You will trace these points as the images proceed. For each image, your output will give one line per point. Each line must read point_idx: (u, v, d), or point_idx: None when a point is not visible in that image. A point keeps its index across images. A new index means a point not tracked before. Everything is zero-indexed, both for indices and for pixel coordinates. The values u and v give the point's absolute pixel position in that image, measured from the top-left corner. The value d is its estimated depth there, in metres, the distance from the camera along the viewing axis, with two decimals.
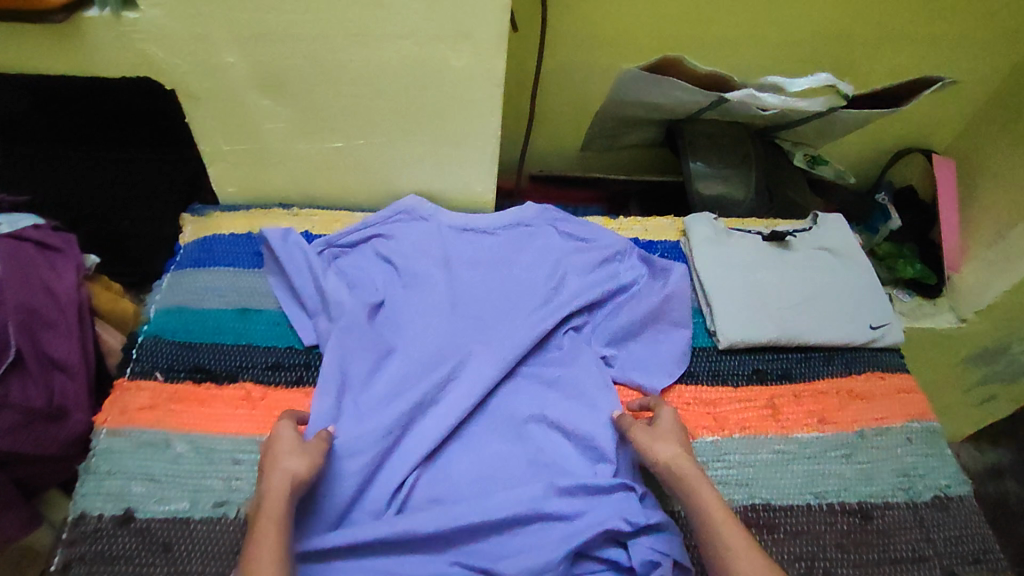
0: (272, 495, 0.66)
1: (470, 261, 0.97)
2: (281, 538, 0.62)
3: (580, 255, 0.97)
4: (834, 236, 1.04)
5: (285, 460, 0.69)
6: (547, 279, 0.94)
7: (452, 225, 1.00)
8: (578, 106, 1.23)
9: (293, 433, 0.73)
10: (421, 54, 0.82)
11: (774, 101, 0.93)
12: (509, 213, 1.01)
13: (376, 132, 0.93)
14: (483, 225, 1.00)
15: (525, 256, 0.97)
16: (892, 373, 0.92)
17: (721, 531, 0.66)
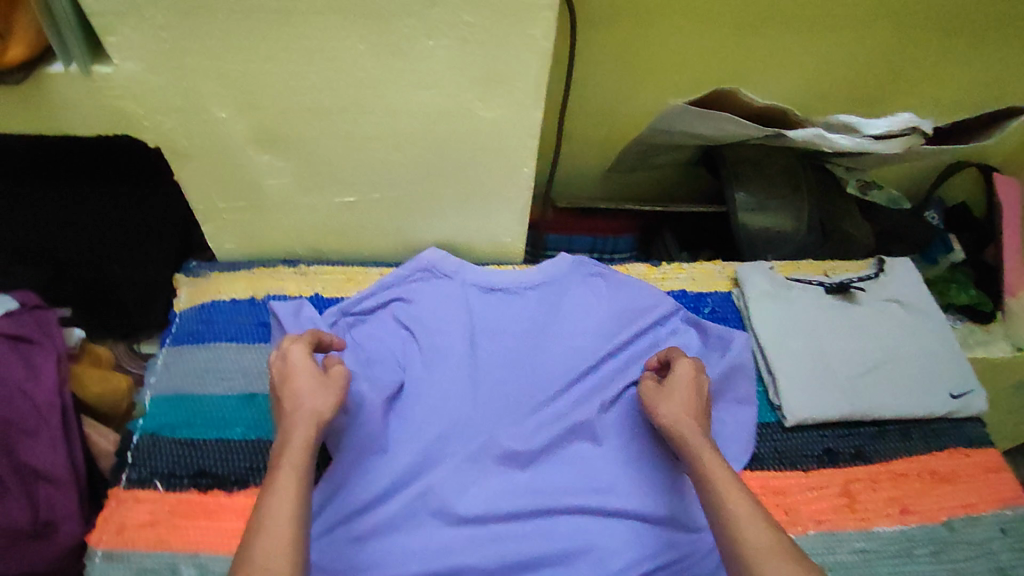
0: (298, 427, 0.64)
1: (499, 327, 0.86)
2: (301, 472, 0.61)
3: (618, 321, 0.87)
4: (905, 285, 0.93)
5: (309, 397, 0.68)
6: (586, 351, 0.84)
7: (476, 287, 0.89)
8: (610, 131, 1.10)
9: (307, 367, 0.70)
10: (447, 106, 0.70)
11: (845, 143, 0.79)
12: (536, 271, 0.91)
13: (393, 185, 0.81)
14: (511, 285, 0.90)
15: (561, 322, 0.88)
16: (977, 449, 0.83)
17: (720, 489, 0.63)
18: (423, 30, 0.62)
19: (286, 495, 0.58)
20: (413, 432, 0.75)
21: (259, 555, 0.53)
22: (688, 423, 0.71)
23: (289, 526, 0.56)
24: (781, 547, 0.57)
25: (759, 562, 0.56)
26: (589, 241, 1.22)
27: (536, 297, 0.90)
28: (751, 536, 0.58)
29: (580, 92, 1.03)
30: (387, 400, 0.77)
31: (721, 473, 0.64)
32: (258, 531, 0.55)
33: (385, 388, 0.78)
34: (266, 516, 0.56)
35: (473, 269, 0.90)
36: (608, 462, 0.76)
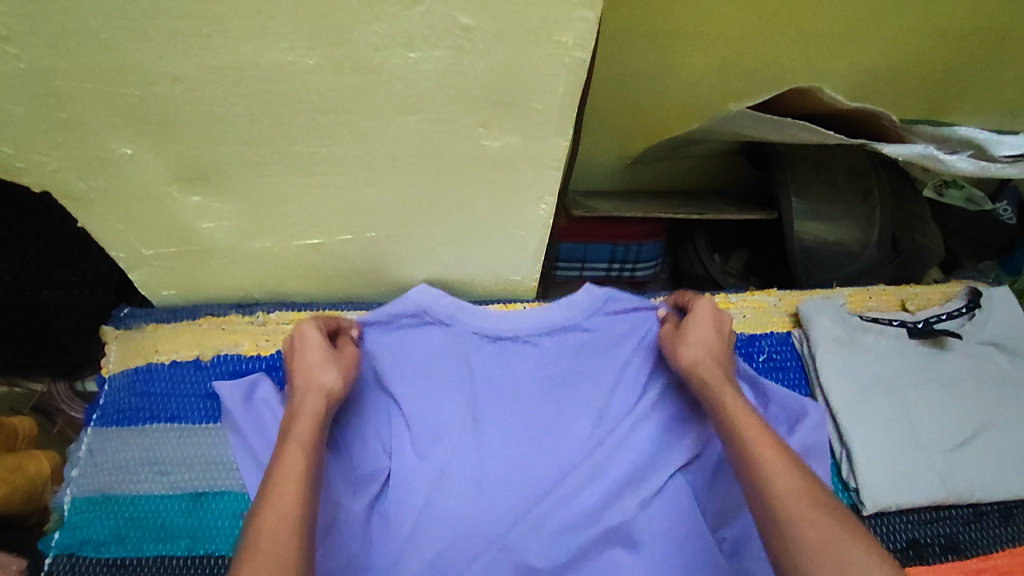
0: (308, 403, 0.56)
1: (505, 392, 0.68)
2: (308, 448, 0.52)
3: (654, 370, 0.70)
4: (1006, 324, 0.76)
5: (316, 371, 0.59)
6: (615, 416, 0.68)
7: (478, 332, 0.68)
8: (636, 122, 0.91)
9: (320, 339, 0.61)
10: (438, 136, 0.51)
11: (964, 165, 0.61)
12: (552, 309, 0.68)
13: (367, 226, 0.62)
14: (525, 332, 0.68)
15: (583, 377, 0.69)
16: None
17: (743, 434, 0.54)
18: (400, 37, 0.43)
19: (291, 471, 0.49)
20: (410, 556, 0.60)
21: (267, 527, 0.44)
22: (709, 366, 0.61)
23: (294, 496, 0.47)
24: (812, 488, 0.48)
25: (783, 509, 0.47)
26: (608, 249, 1.03)
27: (557, 345, 0.68)
28: (778, 479, 0.49)
29: (602, 76, 0.83)
30: (369, 510, 0.62)
31: (746, 419, 0.55)
32: (258, 507, 0.46)
33: (366, 494, 0.63)
34: (274, 492, 0.47)
35: (474, 311, 0.67)
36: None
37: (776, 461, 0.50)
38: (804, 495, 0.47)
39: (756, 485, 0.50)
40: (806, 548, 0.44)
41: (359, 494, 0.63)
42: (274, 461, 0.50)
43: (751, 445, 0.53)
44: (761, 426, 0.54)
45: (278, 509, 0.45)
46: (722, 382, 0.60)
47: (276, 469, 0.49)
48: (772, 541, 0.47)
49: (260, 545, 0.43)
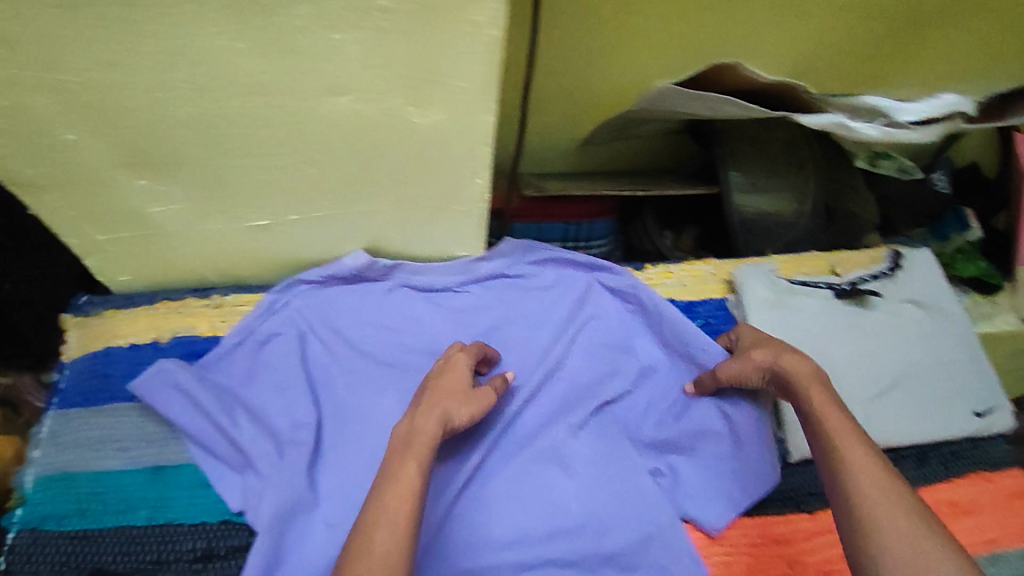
0: (428, 422, 0.59)
1: (448, 338, 0.76)
2: (422, 467, 0.55)
3: (570, 311, 0.79)
4: (923, 283, 0.81)
5: (450, 398, 0.62)
6: (539, 348, 0.76)
7: (408, 285, 0.78)
8: (579, 102, 0.94)
9: (460, 375, 0.64)
10: (371, 114, 0.54)
11: (874, 133, 0.65)
12: (464, 261, 0.78)
13: (312, 204, 0.65)
14: (454, 283, 0.78)
15: (506, 319, 0.78)
16: (1002, 473, 0.74)
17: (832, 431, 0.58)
18: (322, 20, 0.46)
19: (409, 489, 0.53)
20: (347, 500, 0.65)
21: (377, 548, 0.48)
22: (800, 366, 0.65)
23: (406, 516, 0.51)
24: (899, 491, 0.52)
25: (872, 511, 0.51)
26: (560, 229, 1.07)
27: (489, 291, 0.79)
28: (868, 481, 0.53)
29: (544, 60, 0.86)
30: (306, 476, 0.65)
31: (832, 413, 0.59)
32: (372, 525, 0.50)
33: (298, 457, 0.65)
34: (388, 507, 0.51)
35: (405, 267, 0.76)
36: (581, 496, 0.67)
37: (865, 463, 0.54)
38: (894, 497, 0.51)
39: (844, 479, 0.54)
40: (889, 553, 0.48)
41: (294, 458, 0.65)
42: (391, 474, 0.54)
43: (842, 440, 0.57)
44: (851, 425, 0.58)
45: (391, 533, 0.49)
46: (812, 378, 0.63)
47: (391, 483, 0.53)
48: (851, 538, 0.51)
49: (372, 561, 0.47)
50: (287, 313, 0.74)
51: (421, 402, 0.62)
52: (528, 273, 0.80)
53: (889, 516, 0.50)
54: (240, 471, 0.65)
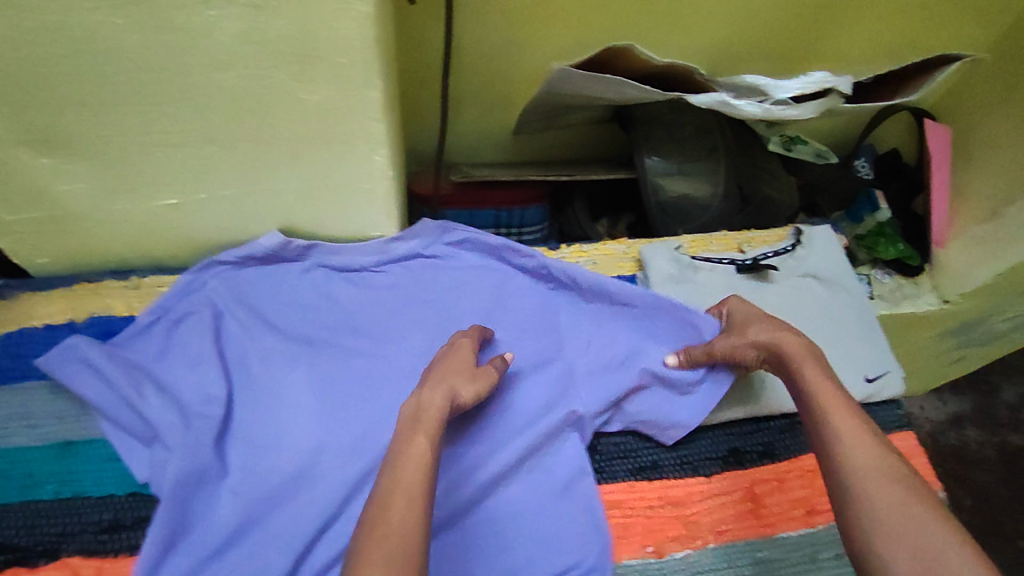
0: (435, 399, 0.64)
1: (365, 315, 0.78)
2: (432, 441, 0.61)
3: (488, 290, 0.82)
4: (821, 258, 0.85)
5: (454, 377, 0.67)
6: (454, 325, 0.79)
7: (326, 265, 0.79)
8: (502, 90, 0.97)
9: (465, 350, 0.70)
10: (259, 90, 0.57)
11: (754, 109, 0.70)
12: (380, 241, 0.80)
13: (220, 183, 0.67)
14: (371, 263, 0.80)
15: (424, 297, 0.80)
16: (889, 435, 0.78)
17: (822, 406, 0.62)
18: None
19: (417, 459, 0.58)
20: (257, 469, 0.67)
21: (396, 516, 0.54)
22: (793, 346, 0.68)
23: (421, 486, 0.56)
24: (888, 464, 0.56)
25: (863, 485, 0.56)
26: (491, 214, 1.11)
27: (406, 271, 0.82)
28: (857, 454, 0.58)
29: (462, 48, 0.89)
30: (214, 446, 0.67)
31: (828, 393, 0.63)
32: (389, 493, 0.56)
33: (208, 430, 0.67)
34: (399, 476, 0.57)
35: (320, 247, 0.78)
36: (482, 461, 0.70)
37: (857, 438, 0.59)
38: (878, 471, 0.56)
39: (837, 454, 0.59)
40: (877, 523, 0.53)
41: (202, 430, 0.67)
42: (403, 447, 0.60)
43: (832, 418, 0.61)
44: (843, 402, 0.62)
45: (409, 500, 0.55)
46: (806, 358, 0.67)
47: (402, 455, 0.59)
48: (841, 507, 0.56)
49: (391, 523, 0.53)
50: (203, 293, 0.76)
51: (427, 380, 0.67)
52: (445, 253, 0.83)
53: (877, 485, 0.55)
54: (148, 443, 0.66)
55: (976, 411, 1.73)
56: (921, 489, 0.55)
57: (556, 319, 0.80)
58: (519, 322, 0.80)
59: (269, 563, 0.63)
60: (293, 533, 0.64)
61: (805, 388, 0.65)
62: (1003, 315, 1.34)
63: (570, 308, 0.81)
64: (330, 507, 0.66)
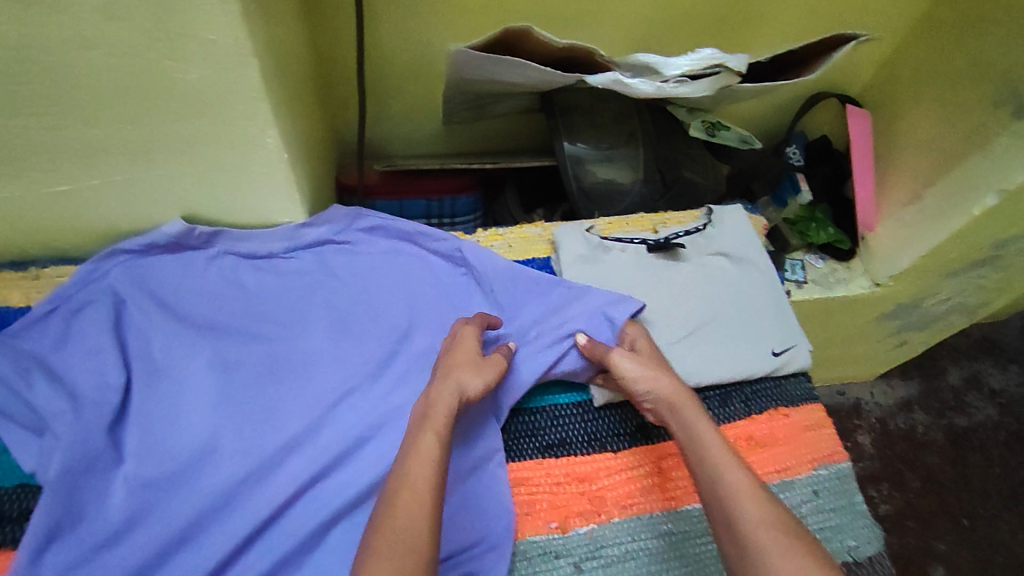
0: (442, 397, 0.66)
1: (273, 300, 0.78)
2: (440, 438, 0.62)
3: (401, 276, 0.82)
4: (730, 236, 0.88)
5: (461, 372, 0.68)
6: (365, 309, 0.79)
7: (235, 252, 0.79)
8: (425, 79, 0.98)
9: (471, 341, 0.72)
10: (131, 69, 0.56)
11: (647, 88, 0.71)
12: (287, 227, 0.79)
13: (110, 169, 0.67)
14: (280, 249, 0.80)
15: (334, 283, 0.80)
16: (798, 409, 0.80)
17: (711, 455, 0.61)
18: None
19: (425, 456, 0.60)
20: (153, 456, 0.66)
21: (403, 514, 0.55)
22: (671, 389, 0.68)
23: (428, 484, 0.58)
24: (771, 512, 0.56)
25: (756, 542, 0.54)
26: (422, 204, 1.11)
27: (317, 257, 0.81)
28: (746, 508, 0.56)
29: (375, 34, 0.89)
30: (106, 434, 0.66)
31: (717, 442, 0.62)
32: (397, 490, 0.57)
33: (100, 418, 0.66)
34: (407, 473, 0.58)
35: (226, 233, 0.77)
36: (384, 445, 0.70)
37: (746, 492, 0.58)
38: (766, 522, 0.55)
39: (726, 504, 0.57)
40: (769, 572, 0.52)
41: (92, 418, 0.66)
42: (414, 444, 0.61)
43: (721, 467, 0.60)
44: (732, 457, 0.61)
45: (414, 496, 0.56)
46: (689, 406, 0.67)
47: (412, 452, 0.60)
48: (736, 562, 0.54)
49: (399, 519, 0.54)
50: (103, 282, 0.74)
51: (437, 377, 0.69)
52: (357, 239, 0.83)
53: (769, 535, 0.54)
54: (37, 433, 0.65)
55: (924, 396, 1.76)
56: (806, 538, 0.54)
57: (468, 304, 0.81)
58: (432, 307, 0.81)
59: (158, 551, 0.62)
60: (185, 518, 0.63)
61: (693, 436, 0.64)
62: (937, 298, 1.36)
63: (479, 294, 0.82)
64: (228, 491, 0.65)
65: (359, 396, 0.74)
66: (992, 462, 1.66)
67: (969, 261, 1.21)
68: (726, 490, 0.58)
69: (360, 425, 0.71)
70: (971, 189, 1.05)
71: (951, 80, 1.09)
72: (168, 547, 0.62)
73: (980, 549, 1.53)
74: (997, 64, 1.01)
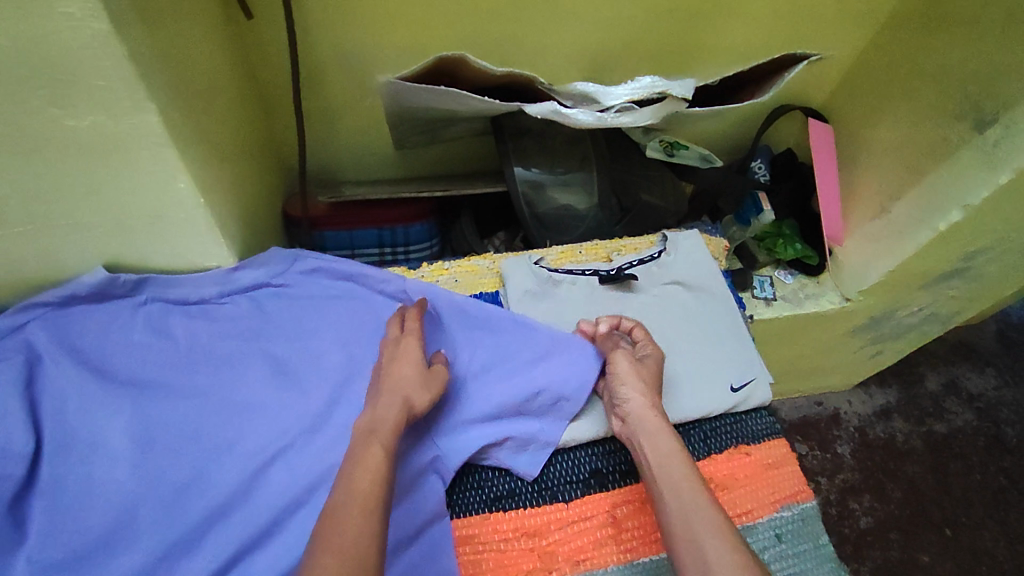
0: (391, 410, 0.63)
1: (202, 351, 0.72)
2: (387, 451, 0.60)
3: (342, 318, 0.77)
4: (686, 265, 0.85)
5: (406, 386, 0.66)
6: (302, 358, 0.74)
7: (164, 300, 0.74)
8: (372, 102, 0.95)
9: (416, 348, 0.70)
10: (15, 117, 0.52)
11: (587, 118, 0.67)
12: (219, 271, 0.74)
13: (9, 221, 0.62)
14: (212, 295, 0.75)
15: (271, 330, 0.75)
16: (759, 446, 0.76)
17: (682, 485, 0.61)
18: None
19: (371, 470, 0.57)
20: (62, 532, 0.61)
21: (348, 526, 0.53)
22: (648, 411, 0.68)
23: (373, 494, 0.55)
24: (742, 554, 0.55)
25: None
26: (374, 234, 1.06)
27: (252, 301, 0.76)
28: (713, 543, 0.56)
29: (310, 59, 0.85)
30: (8, 510, 0.61)
31: (688, 474, 0.61)
32: (342, 505, 0.54)
33: (1, 492, 0.61)
34: (353, 486, 0.56)
35: (151, 280, 0.72)
36: (318, 511, 0.66)
37: (716, 527, 0.57)
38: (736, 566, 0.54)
39: (697, 542, 0.56)
40: None
41: None
42: (358, 457, 0.59)
43: (693, 503, 0.59)
44: (701, 491, 0.60)
45: (362, 513, 0.54)
46: (663, 430, 0.66)
47: (359, 463, 0.58)
48: None
49: (345, 531, 0.52)
50: (18, 337, 0.69)
51: (385, 381, 0.67)
52: (296, 280, 0.79)
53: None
54: None
55: (902, 403, 1.74)
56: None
57: None
58: (373, 351, 0.76)
59: None
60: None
61: (665, 463, 0.63)
62: (909, 309, 1.33)
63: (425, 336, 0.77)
64: (144, 568, 0.60)
65: (292, 455, 0.69)
66: (973, 470, 1.64)
67: (939, 273, 1.18)
68: (696, 529, 0.57)
69: (292, 489, 0.66)
70: (936, 204, 1.02)
71: (909, 92, 1.06)
72: None
73: (964, 560, 1.51)
74: (956, 76, 0.98)
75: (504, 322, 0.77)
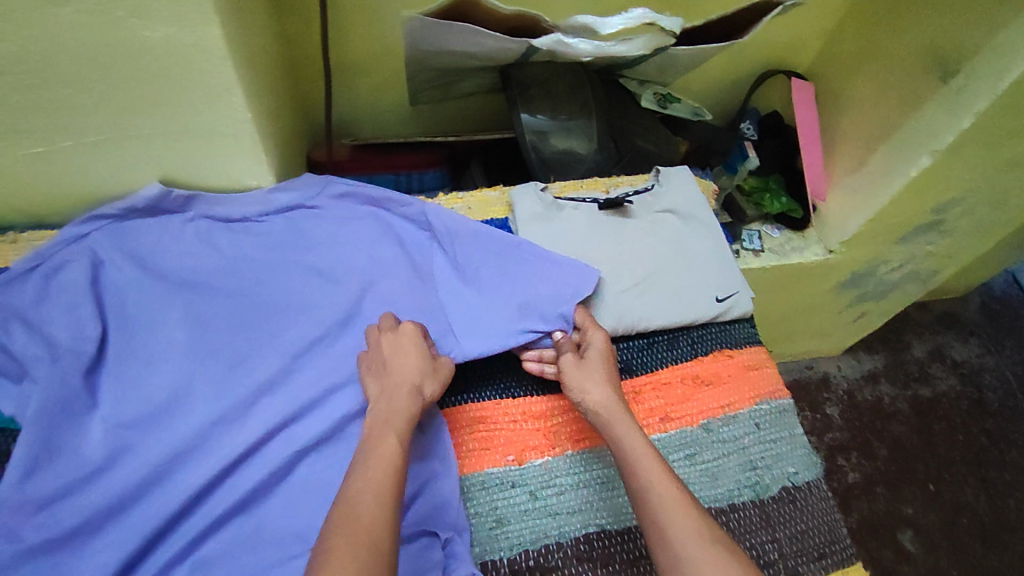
0: (402, 402, 0.67)
1: (245, 260, 0.81)
2: (402, 442, 0.64)
3: (369, 238, 0.86)
4: (676, 196, 0.94)
5: (416, 376, 0.70)
6: (332, 270, 0.83)
7: (211, 216, 0.82)
8: (393, 54, 1.04)
9: (416, 341, 0.73)
10: (98, 26, 0.60)
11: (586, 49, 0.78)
12: (260, 195, 0.83)
13: (85, 131, 0.71)
14: (253, 213, 0.83)
15: (304, 246, 0.84)
16: (741, 349, 0.86)
17: (643, 469, 0.64)
18: None
19: (386, 459, 0.62)
20: (130, 400, 0.70)
21: (364, 513, 0.56)
22: (611, 407, 0.70)
23: (390, 486, 0.59)
24: (705, 528, 0.59)
25: (684, 549, 0.57)
26: (392, 180, 1.14)
27: (288, 220, 0.85)
28: (674, 520, 0.59)
29: (338, 9, 0.94)
30: (82, 379, 0.70)
31: (649, 459, 0.65)
32: (356, 494, 0.58)
33: (75, 365, 0.70)
34: (368, 476, 0.60)
35: (199, 197, 0.81)
36: (350, 392, 0.75)
37: (678, 505, 0.60)
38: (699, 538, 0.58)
39: (659, 518, 0.60)
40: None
41: (69, 365, 0.69)
42: (375, 446, 0.63)
43: (652, 483, 0.62)
44: (665, 473, 0.63)
45: (377, 498, 0.58)
46: (623, 421, 0.69)
47: (372, 454, 0.62)
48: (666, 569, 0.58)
49: (359, 514, 0.56)
50: (82, 243, 0.77)
51: (381, 378, 0.71)
52: (328, 205, 0.87)
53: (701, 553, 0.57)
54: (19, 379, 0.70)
55: (890, 367, 1.81)
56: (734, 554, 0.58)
57: (430, 265, 0.85)
58: (395, 264, 0.84)
59: (134, 486, 0.65)
60: (160, 456, 0.67)
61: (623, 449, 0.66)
62: (890, 267, 1.42)
63: (442, 253, 0.86)
64: (198, 433, 0.69)
65: (325, 347, 0.78)
66: (956, 430, 1.72)
67: (916, 227, 1.26)
68: (659, 506, 0.61)
69: (330, 370, 0.76)
70: (906, 154, 1.10)
71: (884, 52, 1.16)
72: (138, 484, 0.65)
73: (944, 511, 1.59)
74: (926, 34, 1.07)
75: (515, 240, 0.85)
